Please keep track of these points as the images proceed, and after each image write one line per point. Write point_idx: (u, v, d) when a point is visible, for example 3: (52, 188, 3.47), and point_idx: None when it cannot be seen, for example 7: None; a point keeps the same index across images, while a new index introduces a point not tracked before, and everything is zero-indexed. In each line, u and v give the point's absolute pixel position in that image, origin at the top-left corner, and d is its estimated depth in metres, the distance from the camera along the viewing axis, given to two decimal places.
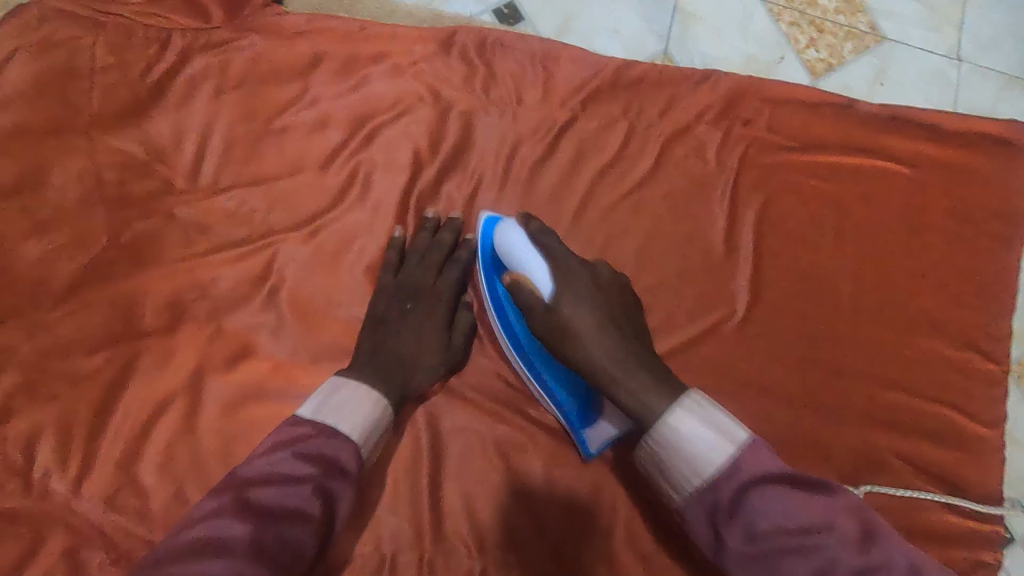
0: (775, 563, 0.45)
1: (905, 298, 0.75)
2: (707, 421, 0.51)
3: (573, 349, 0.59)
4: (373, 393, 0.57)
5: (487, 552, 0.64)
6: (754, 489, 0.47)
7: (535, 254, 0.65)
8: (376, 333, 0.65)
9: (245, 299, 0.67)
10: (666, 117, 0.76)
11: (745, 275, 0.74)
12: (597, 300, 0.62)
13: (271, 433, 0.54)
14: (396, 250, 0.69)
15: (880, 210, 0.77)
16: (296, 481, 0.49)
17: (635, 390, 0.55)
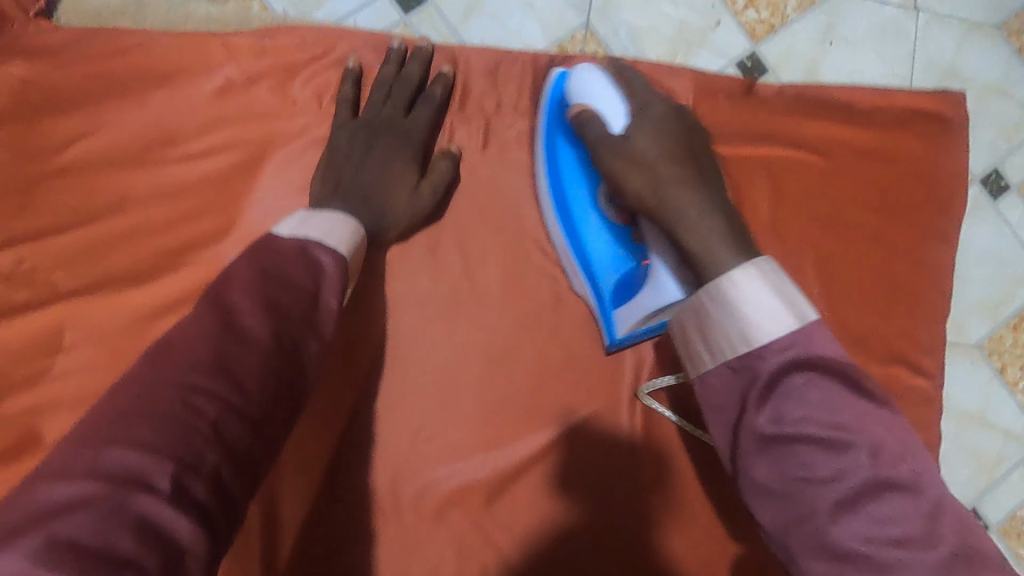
0: (790, 453, 0.40)
1: (824, 310, 0.65)
2: (773, 278, 0.44)
3: (629, 181, 0.55)
4: (352, 222, 0.50)
5: None
6: (797, 370, 0.41)
7: (613, 93, 0.59)
8: (334, 169, 0.60)
9: (32, 375, 0.57)
10: (531, 121, 0.66)
11: None
12: (673, 138, 0.56)
13: (250, 244, 0.44)
14: (351, 81, 0.63)
15: (791, 210, 0.66)
16: (292, 287, 0.42)
17: (704, 236, 0.50)
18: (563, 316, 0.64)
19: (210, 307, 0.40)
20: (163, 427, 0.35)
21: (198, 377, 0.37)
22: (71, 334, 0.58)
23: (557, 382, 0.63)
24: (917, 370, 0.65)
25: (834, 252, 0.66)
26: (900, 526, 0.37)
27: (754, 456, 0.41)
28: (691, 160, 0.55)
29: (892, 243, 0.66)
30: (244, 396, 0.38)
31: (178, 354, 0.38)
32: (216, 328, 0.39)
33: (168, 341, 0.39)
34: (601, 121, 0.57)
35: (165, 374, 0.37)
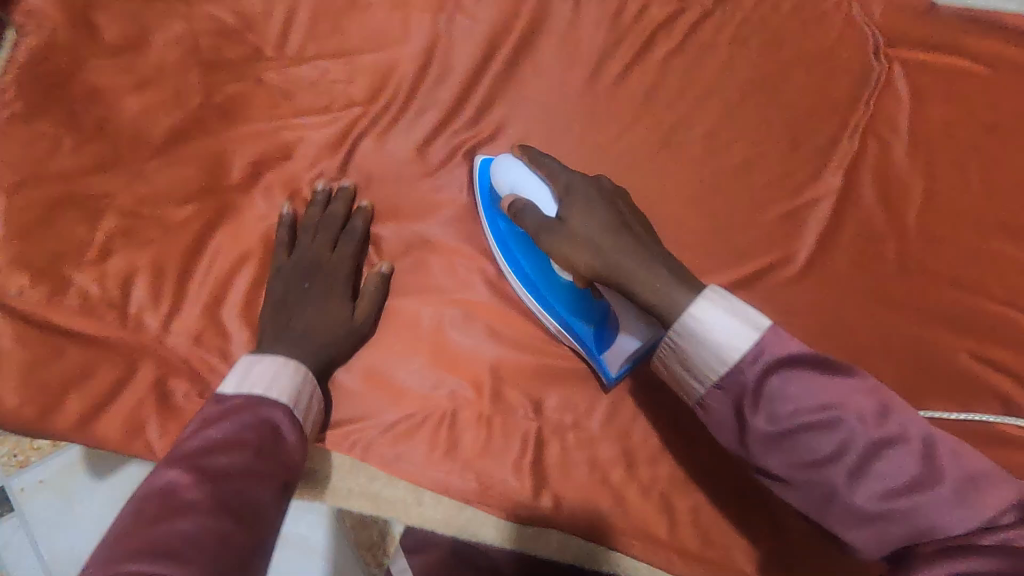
0: (793, 443, 0.46)
1: (981, 204, 0.74)
2: (724, 303, 0.49)
3: (578, 257, 0.57)
4: (295, 363, 0.59)
5: (544, 413, 0.69)
6: (776, 371, 0.47)
7: (530, 174, 0.64)
8: (284, 278, 0.65)
9: (325, 167, 0.70)
10: (745, 9, 0.75)
11: (811, 166, 0.73)
12: (609, 208, 0.59)
13: (194, 416, 0.53)
14: (287, 227, 0.67)
15: (964, 114, 0.75)
16: (239, 444, 0.49)
17: (658, 287, 0.53)
18: (755, 176, 0.73)
19: (147, 499, 0.44)
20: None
21: (151, 561, 0.39)
22: (358, 138, 0.71)
23: (743, 234, 0.73)
24: None
25: (1000, 156, 0.74)
26: (901, 474, 0.44)
27: (766, 451, 0.48)
28: (630, 225, 0.58)
29: None
30: (181, 561, 0.39)
31: (124, 550, 0.40)
32: (203, 498, 0.44)
33: (107, 542, 0.42)
34: (535, 209, 0.61)
35: (134, 550, 0.39)
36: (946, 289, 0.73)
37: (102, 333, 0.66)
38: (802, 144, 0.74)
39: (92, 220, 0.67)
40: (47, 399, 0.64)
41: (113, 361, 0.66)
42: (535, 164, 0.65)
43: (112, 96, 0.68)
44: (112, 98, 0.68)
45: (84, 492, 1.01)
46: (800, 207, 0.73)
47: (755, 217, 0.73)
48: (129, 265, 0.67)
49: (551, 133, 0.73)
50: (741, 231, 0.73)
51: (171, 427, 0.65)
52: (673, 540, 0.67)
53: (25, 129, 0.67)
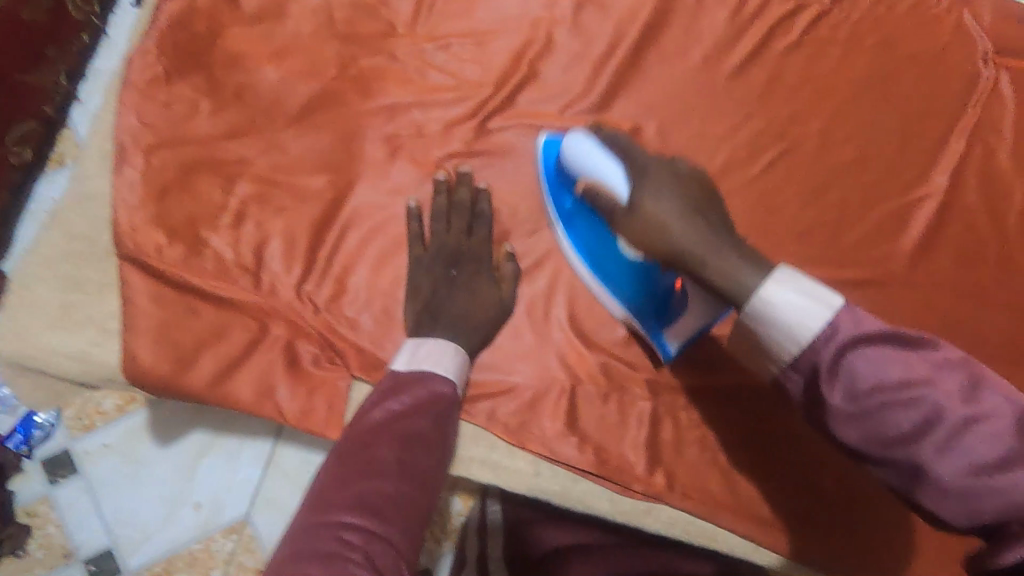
0: (873, 419, 0.42)
1: None
2: (801, 285, 0.44)
3: (649, 242, 0.53)
4: (452, 343, 0.63)
5: (661, 393, 0.70)
6: (853, 348, 0.42)
7: (602, 151, 0.63)
8: (429, 272, 0.67)
9: (455, 143, 0.71)
10: (862, 12, 0.77)
11: (920, 166, 0.76)
12: (679, 188, 0.55)
13: (371, 392, 0.60)
14: (417, 220, 0.68)
15: None
16: (415, 417, 0.57)
17: (725, 268, 0.48)
18: (865, 174, 0.75)
19: (337, 458, 0.53)
20: (323, 544, 0.46)
21: (354, 513, 0.48)
22: (486, 117, 0.72)
23: (852, 228, 0.75)
24: None
25: None
26: (992, 450, 0.40)
27: (843, 428, 0.43)
28: (700, 210, 0.53)
29: None
30: (379, 516, 0.49)
31: (333, 502, 0.49)
32: (387, 460, 0.53)
33: (315, 492, 0.51)
34: (604, 188, 0.61)
35: (344, 504, 0.49)
36: None
37: (236, 296, 0.67)
38: (913, 144, 0.76)
39: (228, 185, 0.68)
40: (182, 359, 0.66)
41: (246, 324, 0.67)
42: (614, 148, 0.63)
43: (249, 64, 0.69)
44: (250, 67, 0.69)
45: (160, 460, 1.02)
46: (907, 205, 0.75)
47: (866, 211, 0.75)
48: (262, 230, 0.68)
49: (673, 120, 0.75)
50: (851, 226, 0.75)
51: (302, 391, 0.67)
52: (779, 520, 0.69)
53: (164, 91, 0.68)
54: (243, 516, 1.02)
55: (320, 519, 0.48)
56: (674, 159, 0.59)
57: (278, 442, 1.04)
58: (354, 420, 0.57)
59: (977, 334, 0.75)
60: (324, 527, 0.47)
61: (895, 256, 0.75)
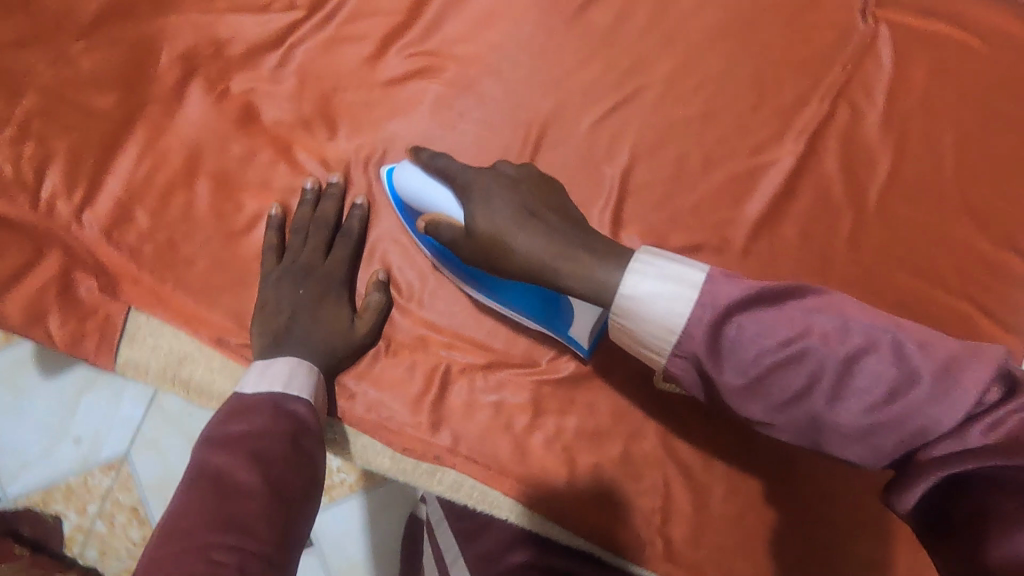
0: (766, 385, 0.41)
1: (950, 185, 0.69)
2: (655, 267, 0.44)
3: (507, 257, 0.52)
4: (306, 362, 0.58)
5: (454, 350, 0.67)
6: (724, 320, 0.41)
7: (427, 180, 0.60)
8: (275, 286, 0.63)
9: (258, 69, 0.67)
10: None
11: (773, 126, 0.69)
12: (513, 194, 0.55)
13: (213, 415, 0.51)
14: (276, 229, 0.64)
15: (949, 84, 0.69)
16: (270, 429, 0.50)
17: (578, 269, 0.48)
18: (711, 130, 0.69)
19: (200, 480, 0.44)
20: (187, 574, 0.37)
21: (235, 536, 0.40)
22: (294, 42, 0.67)
23: (691, 189, 0.68)
24: None
25: (979, 136, 0.69)
26: (879, 383, 0.39)
27: (746, 403, 0.42)
28: (532, 207, 0.54)
29: None
30: (249, 532, 0.41)
31: (201, 522, 0.40)
32: (233, 479, 0.44)
33: (172, 520, 0.41)
34: (448, 223, 0.56)
35: (212, 523, 0.40)
36: (901, 271, 0.68)
37: (11, 214, 0.64)
38: (769, 100, 0.69)
39: (12, 98, 0.65)
40: None
41: (21, 244, 0.64)
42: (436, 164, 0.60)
43: None
44: None
45: (25, 402, 0.87)
46: (754, 168, 0.69)
47: (708, 171, 0.69)
48: (45, 147, 0.65)
49: (504, 59, 0.68)
50: (689, 186, 0.68)
51: (72, 318, 0.64)
52: (572, 495, 0.65)
53: None
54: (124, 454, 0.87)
55: (187, 540, 0.39)
56: (496, 164, 0.60)
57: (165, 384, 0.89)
58: (203, 445, 0.48)
59: None
60: (185, 554, 0.38)
61: (735, 223, 0.68)
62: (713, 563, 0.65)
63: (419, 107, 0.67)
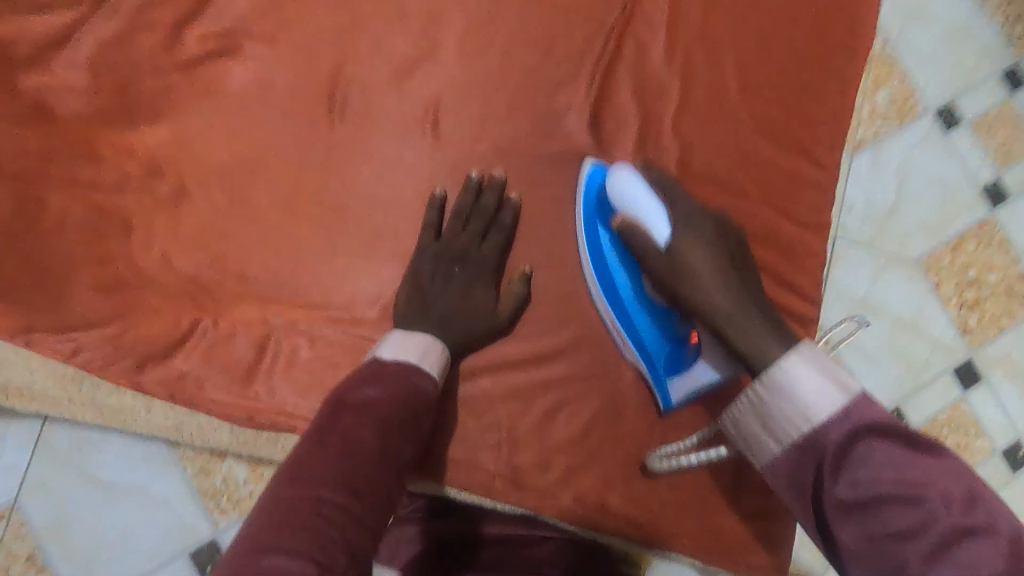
0: (875, 514, 0.47)
1: (736, 102, 0.74)
2: (818, 363, 0.53)
3: (690, 290, 0.61)
4: (440, 344, 0.64)
5: (282, 318, 0.67)
6: (863, 435, 0.49)
7: (648, 195, 0.64)
8: (422, 274, 0.67)
9: (47, 63, 0.66)
10: None
11: (568, 67, 0.73)
12: (717, 244, 0.63)
13: (380, 386, 0.58)
14: (438, 209, 0.68)
15: (722, 11, 0.75)
16: (387, 396, 0.58)
17: (750, 331, 0.58)
18: (512, 76, 0.72)
19: (326, 426, 0.55)
20: (305, 525, 0.47)
21: (321, 489, 0.50)
22: (84, 34, 0.67)
23: (500, 133, 0.72)
24: (816, 161, 0.75)
25: (757, 55, 0.75)
26: (983, 565, 0.43)
27: (844, 523, 0.48)
28: (733, 262, 0.63)
29: (806, 53, 0.76)
30: (356, 496, 0.51)
31: (310, 476, 0.51)
32: (347, 443, 0.53)
33: (299, 466, 0.52)
34: (644, 233, 0.63)
35: (327, 482, 0.51)
36: (704, 188, 0.74)
37: None
38: (560, 44, 0.73)
39: None
40: None
41: None
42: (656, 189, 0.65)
43: None
44: None
45: None
46: (555, 108, 0.73)
47: (512, 115, 0.72)
48: None
49: (302, 33, 0.70)
50: (496, 130, 0.72)
51: None
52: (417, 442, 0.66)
53: None
54: (11, 503, 0.83)
55: (294, 489, 0.50)
56: (707, 209, 0.67)
57: (48, 422, 0.84)
58: (338, 401, 0.57)
59: None
60: (302, 500, 0.49)
61: (548, 160, 0.72)
62: (563, 484, 0.68)
63: (223, 87, 0.69)
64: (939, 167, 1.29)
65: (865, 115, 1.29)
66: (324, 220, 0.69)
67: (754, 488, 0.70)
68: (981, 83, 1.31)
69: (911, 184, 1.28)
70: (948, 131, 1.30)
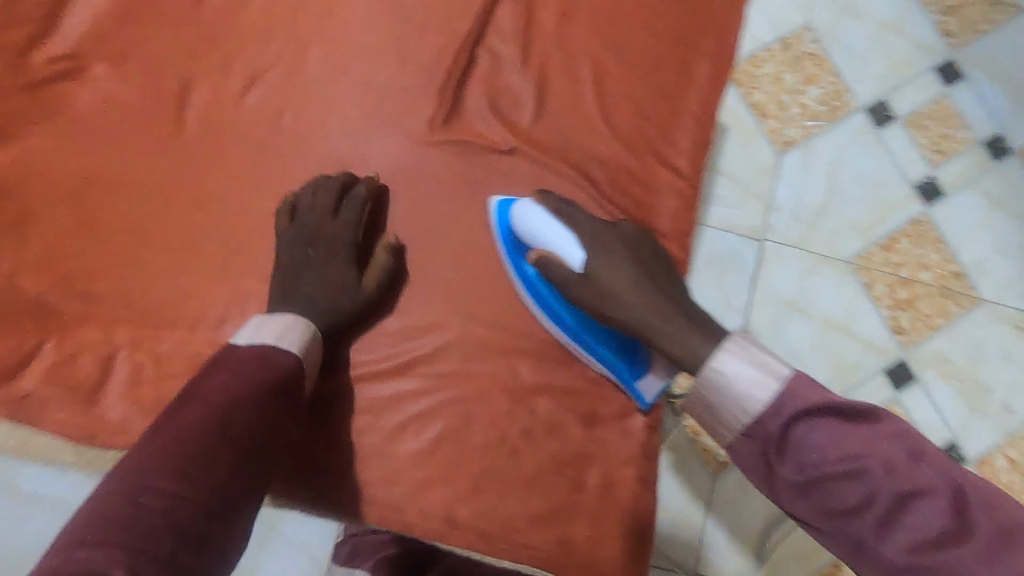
0: (823, 490, 0.51)
1: (591, 111, 0.74)
2: (748, 356, 0.55)
3: (616, 311, 0.64)
4: (301, 319, 0.63)
5: (126, 338, 0.67)
6: (800, 422, 0.52)
7: (557, 225, 0.68)
8: (283, 265, 0.68)
9: None
10: None
11: (420, 81, 0.73)
12: (632, 259, 0.66)
13: (223, 371, 0.57)
14: (288, 204, 0.69)
15: (577, 21, 0.75)
16: (235, 378, 0.56)
17: (677, 338, 0.61)
18: (363, 91, 0.73)
19: (167, 419, 0.53)
20: (118, 516, 0.45)
21: (154, 480, 0.48)
22: None
23: (350, 149, 0.72)
24: (676, 169, 0.74)
25: (615, 65, 0.75)
26: (928, 527, 0.47)
27: (800, 500, 0.53)
28: (649, 270, 0.66)
29: (665, 62, 0.75)
30: (189, 482, 0.49)
31: (140, 466, 0.49)
32: (188, 429, 0.52)
33: (130, 459, 0.50)
34: (561, 263, 0.67)
35: (155, 470, 0.49)
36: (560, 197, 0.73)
37: None
38: (413, 58, 0.73)
39: None
40: None
41: None
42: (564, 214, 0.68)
43: None
44: None
45: None
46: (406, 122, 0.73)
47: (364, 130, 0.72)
48: None
49: (151, 51, 0.70)
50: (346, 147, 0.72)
51: None
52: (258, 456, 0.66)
53: None
54: None
55: (131, 482, 0.48)
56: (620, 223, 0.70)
57: None
58: (184, 398, 0.55)
59: (476, 247, 0.72)
60: (124, 493, 0.47)
61: (400, 175, 0.72)
62: (412, 501, 0.68)
63: (69, 109, 0.69)
64: (867, 166, 1.14)
65: (792, 112, 1.16)
66: (172, 239, 0.69)
67: (606, 499, 0.70)
68: (913, 78, 1.17)
69: (838, 183, 1.14)
70: (880, 127, 1.16)
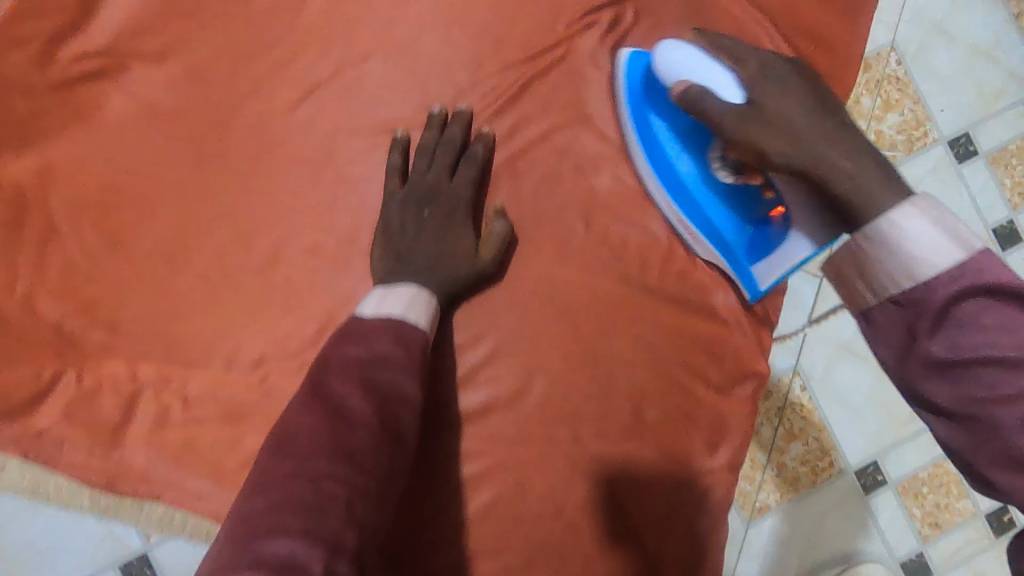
0: (969, 373, 0.39)
1: None
2: (932, 215, 0.41)
3: (783, 152, 0.51)
4: (424, 291, 0.56)
5: (155, 374, 0.61)
6: (968, 301, 0.39)
7: (710, 63, 0.57)
8: (391, 232, 0.61)
9: None
10: None
11: (500, 107, 0.65)
12: (805, 104, 0.53)
13: (360, 341, 0.51)
14: (401, 150, 0.62)
15: None
16: (382, 360, 0.50)
17: (855, 180, 0.47)
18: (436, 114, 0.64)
19: (318, 399, 0.49)
20: (299, 498, 0.42)
21: (325, 462, 0.44)
22: None
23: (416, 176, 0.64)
24: None
25: None
26: None
27: (931, 379, 0.41)
28: (829, 110, 0.53)
29: None
30: (353, 463, 0.45)
31: (310, 445, 0.45)
32: (343, 404, 0.48)
33: (289, 434, 0.46)
34: (714, 97, 0.55)
35: (320, 449, 0.45)
36: (639, 240, 0.66)
37: None
38: (494, 81, 0.65)
39: None
40: None
41: None
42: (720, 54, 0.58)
43: None
44: None
45: None
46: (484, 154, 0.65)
47: None
48: None
49: (197, 52, 0.63)
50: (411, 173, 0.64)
51: None
52: None
53: None
54: None
55: (283, 468, 0.44)
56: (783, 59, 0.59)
57: None
58: (326, 364, 0.51)
59: (549, 296, 0.64)
60: (299, 470, 0.44)
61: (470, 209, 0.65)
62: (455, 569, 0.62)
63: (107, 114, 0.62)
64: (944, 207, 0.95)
65: None
66: (208, 265, 0.62)
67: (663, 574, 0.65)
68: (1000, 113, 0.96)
69: None
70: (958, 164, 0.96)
